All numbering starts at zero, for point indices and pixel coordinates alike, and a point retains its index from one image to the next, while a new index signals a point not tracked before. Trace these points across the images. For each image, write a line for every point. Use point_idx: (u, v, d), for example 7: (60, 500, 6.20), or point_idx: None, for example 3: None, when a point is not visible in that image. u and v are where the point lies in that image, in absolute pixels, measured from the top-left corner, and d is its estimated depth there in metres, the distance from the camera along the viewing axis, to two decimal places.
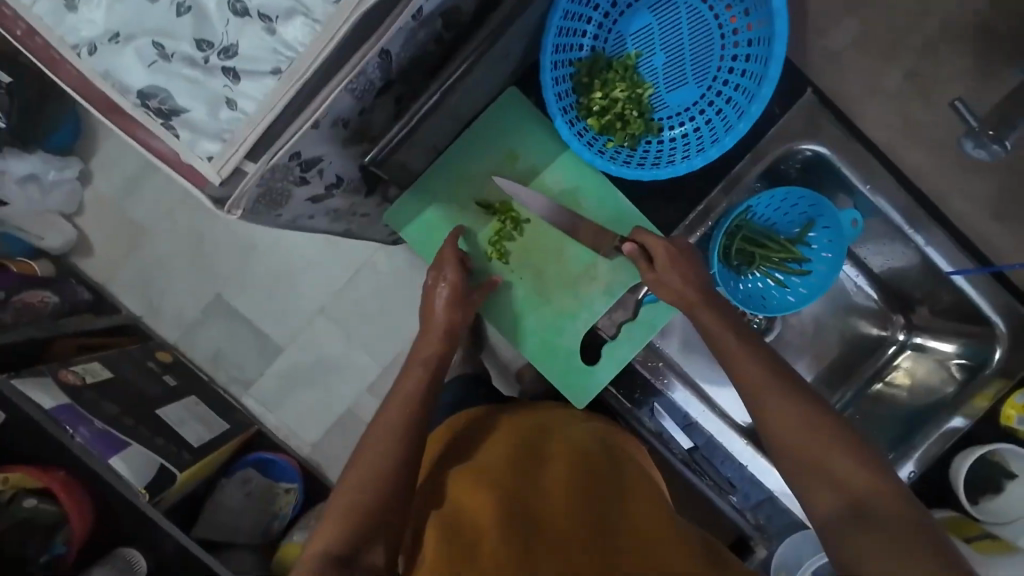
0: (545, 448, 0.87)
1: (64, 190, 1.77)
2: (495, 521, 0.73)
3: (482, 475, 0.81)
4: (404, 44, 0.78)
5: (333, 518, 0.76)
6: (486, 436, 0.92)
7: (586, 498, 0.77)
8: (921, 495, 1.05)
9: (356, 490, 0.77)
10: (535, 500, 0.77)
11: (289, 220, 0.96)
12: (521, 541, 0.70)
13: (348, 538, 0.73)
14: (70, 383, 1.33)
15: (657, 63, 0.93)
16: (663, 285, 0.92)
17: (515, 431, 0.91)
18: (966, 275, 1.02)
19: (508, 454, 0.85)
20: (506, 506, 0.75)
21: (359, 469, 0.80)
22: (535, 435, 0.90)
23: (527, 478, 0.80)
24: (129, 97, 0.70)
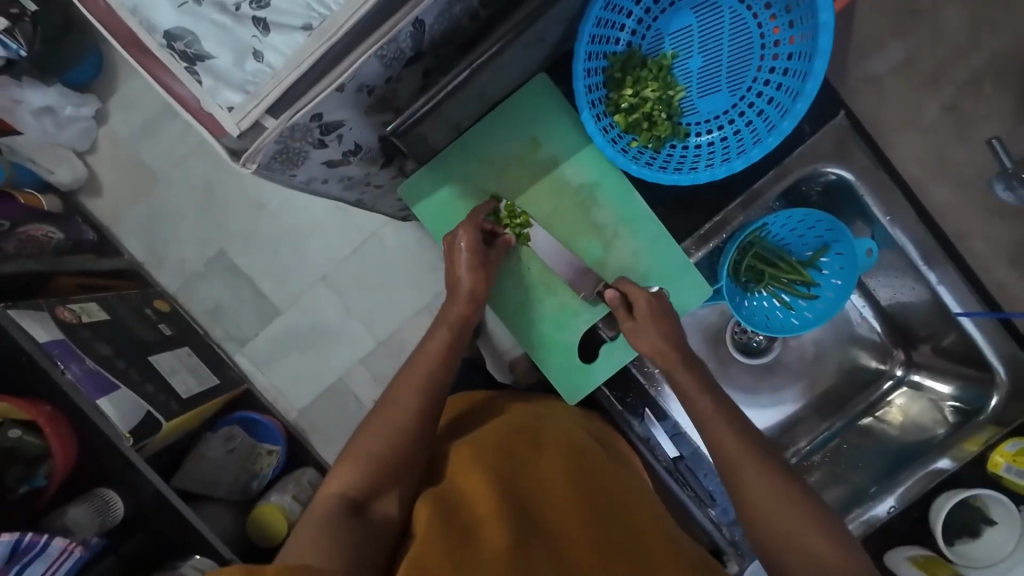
0: (546, 435, 0.88)
1: (79, 127, 1.76)
2: (492, 498, 0.74)
3: (482, 452, 0.82)
4: (439, 15, 0.76)
5: (347, 467, 0.81)
6: (490, 417, 0.93)
7: (584, 490, 0.78)
8: (899, 531, 1.05)
9: (366, 445, 0.82)
10: (534, 485, 0.78)
11: (302, 182, 0.95)
12: (518, 521, 0.72)
13: (353, 494, 0.78)
14: (66, 320, 1.34)
15: (693, 66, 0.91)
16: (640, 335, 0.92)
17: (520, 417, 0.92)
18: (974, 318, 1.01)
19: (510, 437, 0.86)
20: (503, 486, 0.76)
21: (366, 434, 0.83)
22: (538, 422, 0.91)
23: (527, 462, 0.81)
24: (155, 36, 0.69)
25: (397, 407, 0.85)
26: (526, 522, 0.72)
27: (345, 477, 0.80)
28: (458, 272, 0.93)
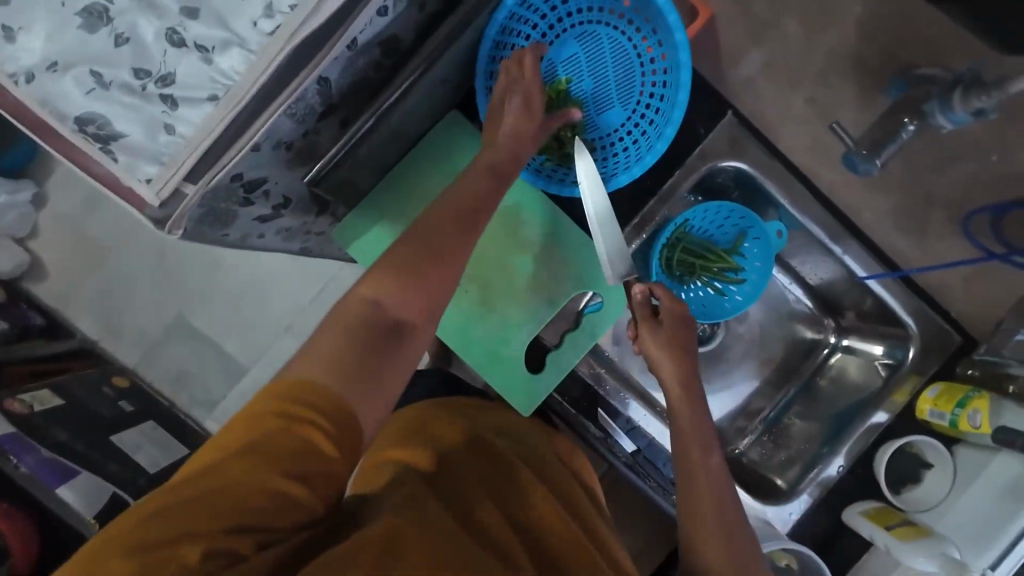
0: (538, 453, 0.88)
1: (16, 213, 1.75)
2: (487, 507, 0.71)
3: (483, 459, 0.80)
4: (342, 71, 0.82)
5: (381, 291, 0.70)
6: (486, 420, 0.92)
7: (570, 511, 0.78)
8: (853, 490, 1.11)
9: (407, 251, 0.73)
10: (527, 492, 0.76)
11: (237, 239, 0.98)
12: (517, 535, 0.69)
13: (382, 308, 0.69)
14: (17, 412, 1.33)
15: (586, 88, 0.99)
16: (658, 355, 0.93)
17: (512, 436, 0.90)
18: (879, 279, 1.11)
19: (508, 447, 0.85)
20: (498, 498, 0.74)
21: (407, 246, 0.74)
22: (529, 446, 0.89)
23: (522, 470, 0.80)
24: (66, 123, 0.72)
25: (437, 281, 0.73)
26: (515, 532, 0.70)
27: (387, 288, 0.70)
28: None
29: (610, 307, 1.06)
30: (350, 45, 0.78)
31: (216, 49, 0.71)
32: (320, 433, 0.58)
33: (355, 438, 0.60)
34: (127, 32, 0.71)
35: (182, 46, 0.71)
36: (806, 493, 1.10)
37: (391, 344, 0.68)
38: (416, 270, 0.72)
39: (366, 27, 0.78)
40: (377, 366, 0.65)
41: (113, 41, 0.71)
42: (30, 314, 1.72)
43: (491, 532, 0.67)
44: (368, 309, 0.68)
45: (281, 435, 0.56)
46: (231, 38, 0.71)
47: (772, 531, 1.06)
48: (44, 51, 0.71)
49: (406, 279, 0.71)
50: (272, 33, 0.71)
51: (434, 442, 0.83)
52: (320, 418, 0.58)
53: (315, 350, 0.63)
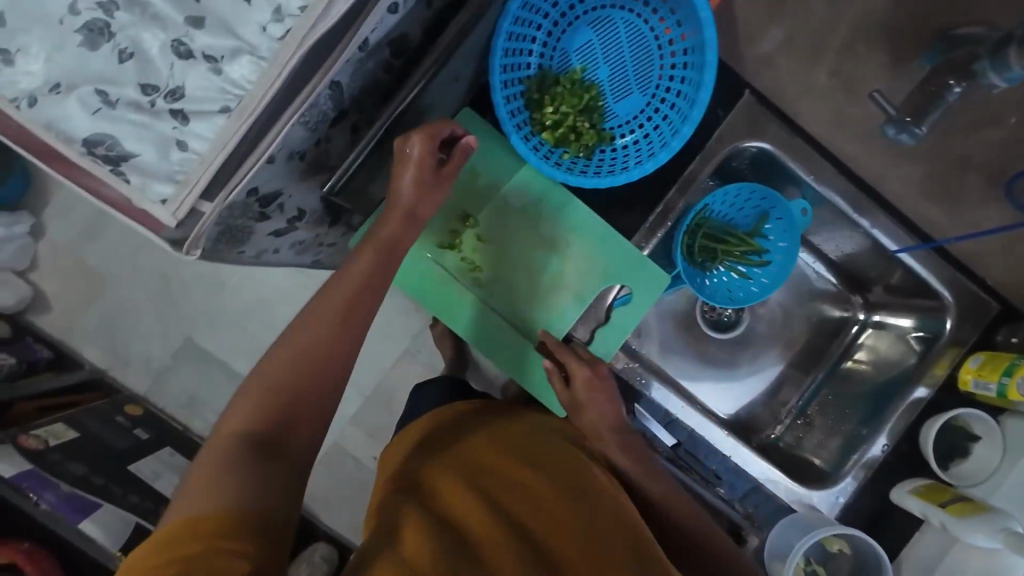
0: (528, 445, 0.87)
1: (15, 246, 1.71)
2: (470, 517, 0.72)
3: (460, 473, 0.80)
4: (353, 74, 0.79)
5: (257, 388, 0.74)
6: (466, 429, 0.91)
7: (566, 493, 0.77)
8: (898, 468, 1.09)
9: (267, 374, 0.75)
10: (513, 493, 0.77)
11: (253, 256, 0.95)
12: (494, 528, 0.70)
13: (257, 425, 0.71)
14: (34, 449, 1.33)
15: (603, 76, 0.97)
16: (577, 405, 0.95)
17: (491, 433, 0.90)
18: (910, 252, 1.09)
19: (493, 451, 0.85)
20: (485, 501, 0.75)
21: (272, 360, 0.76)
22: (509, 438, 0.88)
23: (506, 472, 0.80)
24: (74, 147, 0.69)
25: (308, 356, 0.76)
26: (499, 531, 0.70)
27: (248, 412, 0.72)
28: None
29: (638, 300, 1.02)
30: (362, 46, 0.76)
31: (225, 58, 0.68)
32: (233, 537, 0.59)
33: (268, 526, 0.63)
34: (131, 47, 0.68)
35: (190, 57, 0.68)
36: (851, 475, 1.08)
37: (276, 451, 0.71)
38: (307, 352, 0.76)
39: (378, 26, 0.75)
40: (262, 474, 0.67)
41: (117, 56, 0.68)
42: (37, 347, 1.69)
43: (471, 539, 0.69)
44: (247, 429, 0.71)
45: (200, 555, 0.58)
46: (240, 45, 0.67)
47: (821, 516, 1.04)
48: (45, 73, 0.67)
49: (266, 379, 0.75)
50: (283, 38, 0.67)
51: (411, 467, 0.84)
52: (232, 529, 0.60)
53: (207, 480, 0.65)
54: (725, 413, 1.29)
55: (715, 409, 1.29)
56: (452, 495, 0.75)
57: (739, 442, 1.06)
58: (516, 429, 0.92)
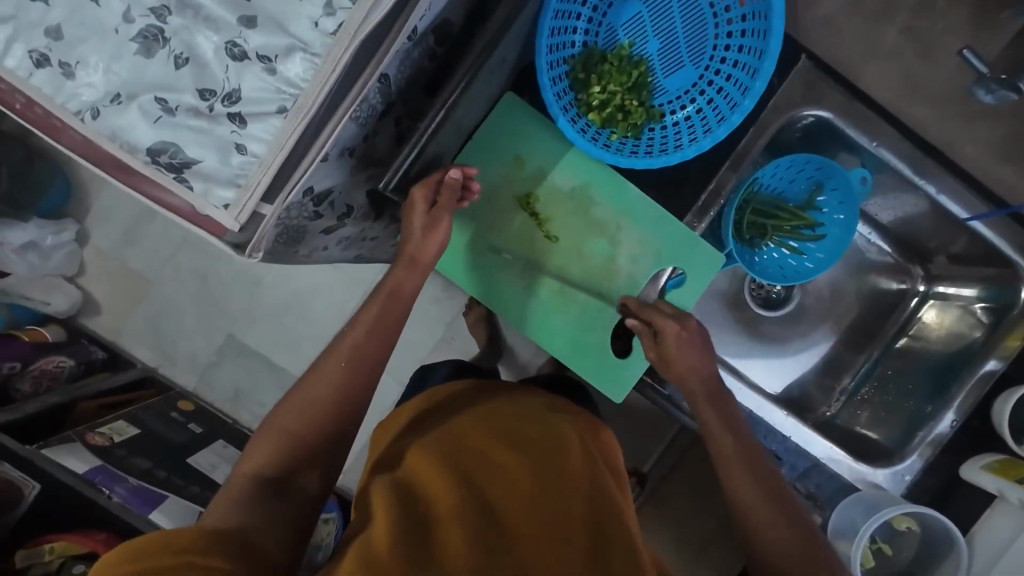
0: (509, 423, 0.84)
1: (63, 253, 1.77)
2: (440, 500, 0.70)
3: (439, 453, 0.78)
4: (401, 65, 0.78)
5: (265, 445, 0.78)
6: (462, 408, 0.91)
7: (543, 474, 0.75)
8: (964, 443, 1.07)
9: (279, 420, 0.79)
10: (488, 474, 0.74)
11: (306, 255, 0.96)
12: (469, 514, 0.68)
13: (271, 471, 0.75)
14: (98, 445, 1.41)
15: (651, 50, 0.93)
16: (668, 361, 0.91)
17: (484, 412, 0.87)
18: (983, 219, 1.03)
19: (476, 430, 0.82)
20: (459, 481, 0.73)
21: (285, 410, 0.81)
22: (501, 417, 0.85)
23: (485, 452, 0.78)
24: (139, 156, 0.69)
25: (318, 398, 0.81)
26: (468, 515, 0.68)
27: (262, 454, 0.77)
28: None
29: (693, 281, 1.00)
30: (411, 35, 0.74)
31: (279, 57, 0.67)
32: (205, 551, 0.61)
33: (245, 546, 0.65)
34: (186, 52, 0.67)
35: (244, 58, 0.67)
36: (917, 453, 1.05)
37: (282, 486, 0.74)
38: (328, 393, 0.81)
39: (426, 13, 0.73)
40: (258, 507, 0.71)
41: (173, 63, 0.67)
42: (92, 348, 1.75)
43: (440, 522, 0.68)
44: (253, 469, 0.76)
45: (169, 567, 0.59)
46: (292, 43, 0.66)
47: (888, 495, 1.02)
48: (105, 84, 0.68)
49: (278, 425, 0.79)
50: (335, 32, 0.66)
51: (400, 448, 0.84)
52: (208, 544, 0.62)
53: (210, 514, 0.69)
54: (774, 390, 1.27)
55: (765, 387, 1.26)
56: (427, 475, 0.74)
57: (800, 421, 1.06)
58: (500, 407, 0.89)
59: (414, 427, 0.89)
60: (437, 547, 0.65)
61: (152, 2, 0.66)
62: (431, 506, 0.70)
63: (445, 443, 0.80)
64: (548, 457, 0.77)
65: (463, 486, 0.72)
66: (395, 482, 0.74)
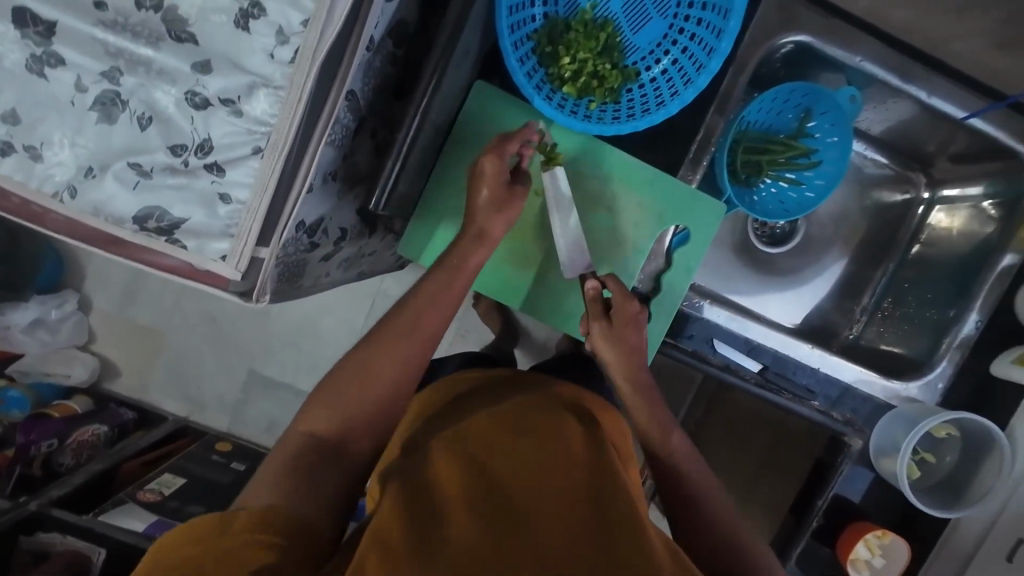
0: (524, 415, 0.83)
1: (71, 323, 1.78)
2: (450, 496, 0.68)
3: (461, 448, 0.76)
4: (365, 77, 0.75)
5: (323, 406, 0.76)
6: (497, 395, 0.90)
7: (552, 469, 0.72)
8: (993, 341, 1.08)
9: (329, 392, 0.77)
10: (499, 467, 0.73)
11: (312, 285, 0.95)
12: (473, 509, 0.66)
13: (323, 435, 0.74)
14: (150, 501, 1.46)
15: (615, 9, 0.91)
16: (616, 339, 0.89)
17: (516, 402, 0.86)
18: (984, 115, 1.01)
19: (501, 420, 0.81)
20: (473, 474, 0.71)
21: (346, 375, 0.78)
22: (531, 408, 0.84)
23: (498, 446, 0.76)
24: (126, 226, 0.68)
25: (381, 375, 0.78)
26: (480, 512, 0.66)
27: (322, 419, 0.75)
28: None
29: (697, 235, 0.99)
30: (368, 45, 0.71)
31: (242, 97, 0.65)
32: (254, 529, 0.60)
33: (291, 523, 0.62)
34: (148, 111, 0.66)
35: (208, 105, 0.65)
36: (947, 359, 1.07)
37: (334, 457, 0.73)
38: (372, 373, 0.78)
39: (379, 19, 0.71)
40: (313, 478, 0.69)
41: (137, 124, 0.66)
42: (122, 410, 1.77)
43: (452, 513, 0.66)
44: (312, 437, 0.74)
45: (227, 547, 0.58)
46: (253, 79, 0.64)
47: (923, 406, 1.03)
48: (75, 159, 0.66)
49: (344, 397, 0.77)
50: (293, 60, 0.63)
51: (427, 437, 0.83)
52: (266, 533, 0.60)
53: (261, 481, 0.68)
54: (792, 323, 1.26)
55: (783, 321, 1.26)
56: (438, 468, 0.73)
57: (826, 351, 1.07)
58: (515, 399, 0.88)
59: (437, 420, 0.88)
60: (440, 533, 0.62)
61: (102, 65, 0.64)
62: (444, 499, 0.68)
63: (458, 440, 0.78)
64: (557, 449, 0.76)
65: (473, 480, 0.71)
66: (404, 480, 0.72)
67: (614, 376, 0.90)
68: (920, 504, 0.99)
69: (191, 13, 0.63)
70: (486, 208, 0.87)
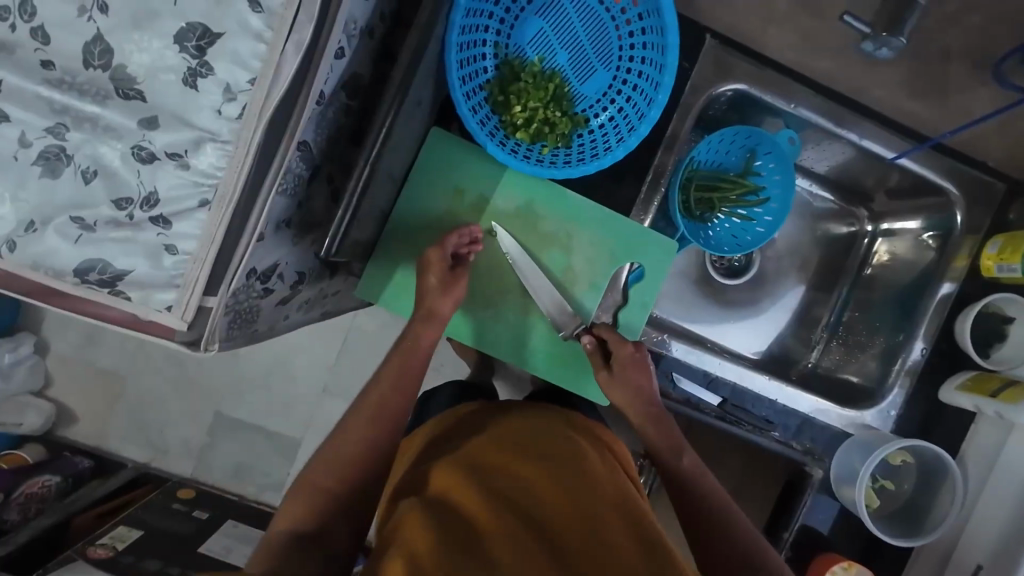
0: (538, 441, 0.83)
1: (25, 368, 1.70)
2: (476, 524, 0.70)
3: (465, 473, 0.77)
4: (317, 128, 0.77)
5: (293, 502, 0.76)
6: (487, 418, 0.90)
7: (550, 488, 0.75)
8: (938, 366, 1.12)
9: (314, 478, 0.78)
10: (519, 499, 0.74)
11: (268, 329, 0.94)
12: (479, 541, 0.68)
13: (301, 524, 0.73)
14: (102, 557, 1.38)
15: (562, 61, 0.96)
16: (618, 383, 0.92)
17: (509, 425, 0.87)
18: (908, 155, 1.09)
19: (495, 444, 0.83)
20: (481, 497, 0.73)
21: (316, 466, 0.79)
22: (523, 431, 0.85)
23: (519, 475, 0.77)
24: (67, 278, 0.68)
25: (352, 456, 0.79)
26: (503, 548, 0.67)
27: (292, 509, 0.75)
28: (421, 332, 0.91)
29: (651, 271, 1.02)
30: (319, 99, 0.74)
31: (189, 151, 0.66)
32: None
33: None
34: (92, 165, 0.66)
35: (155, 159, 0.66)
36: (896, 386, 1.11)
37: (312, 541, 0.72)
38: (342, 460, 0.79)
39: (329, 75, 0.73)
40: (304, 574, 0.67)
41: (82, 178, 0.66)
42: (77, 459, 1.69)
43: (483, 542, 0.68)
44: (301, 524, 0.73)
45: None
46: (200, 135, 0.66)
47: (878, 433, 1.05)
48: (16, 213, 0.66)
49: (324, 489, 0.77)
50: (240, 116, 0.65)
51: (421, 471, 0.81)
52: None
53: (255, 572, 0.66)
54: (754, 352, 1.29)
55: (745, 352, 1.28)
56: (461, 491, 0.74)
57: (784, 382, 1.09)
58: (532, 421, 0.88)
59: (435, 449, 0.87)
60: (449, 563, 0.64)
61: (48, 122, 0.65)
62: (468, 529, 0.69)
63: (478, 466, 0.79)
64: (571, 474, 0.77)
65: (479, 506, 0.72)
66: (433, 503, 0.73)
67: (625, 413, 0.92)
68: (881, 533, 1.00)
69: (140, 72, 0.64)
70: (435, 291, 0.92)
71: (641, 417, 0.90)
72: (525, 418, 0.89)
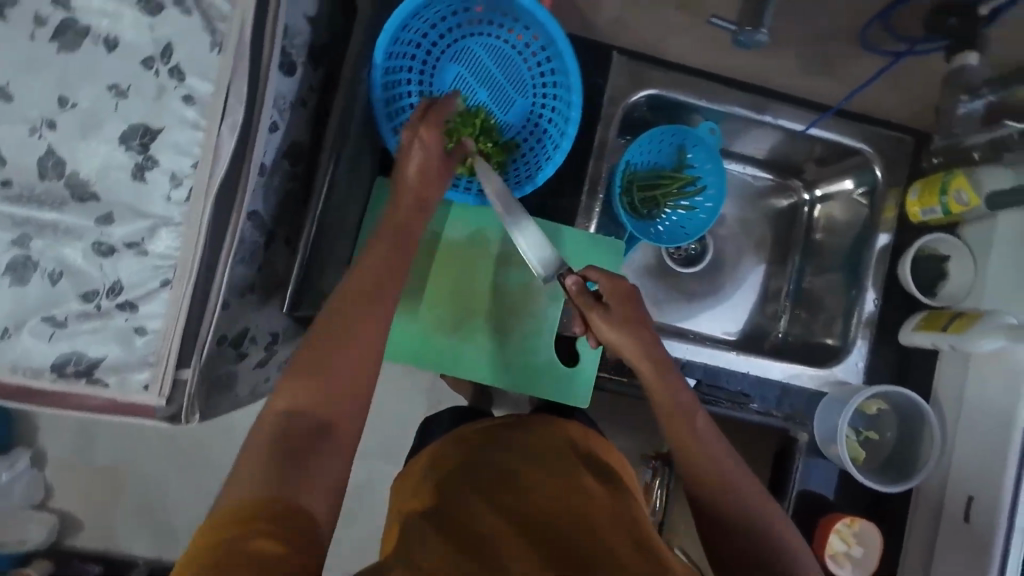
0: (550, 459, 0.84)
1: (23, 482, 1.68)
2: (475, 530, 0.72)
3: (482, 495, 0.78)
4: (264, 197, 0.84)
5: (296, 379, 0.75)
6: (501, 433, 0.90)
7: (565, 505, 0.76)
8: (895, 314, 1.17)
9: (321, 388, 0.75)
10: (530, 513, 0.75)
11: (249, 393, 0.97)
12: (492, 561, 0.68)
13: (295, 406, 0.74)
14: None
15: (484, 99, 1.04)
16: (612, 313, 0.89)
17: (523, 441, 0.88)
18: (820, 125, 1.17)
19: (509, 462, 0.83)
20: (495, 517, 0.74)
21: (296, 372, 0.76)
22: (537, 450, 0.86)
23: (516, 481, 0.79)
24: (45, 375, 0.71)
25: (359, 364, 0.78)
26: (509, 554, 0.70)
27: (289, 388, 0.75)
28: None
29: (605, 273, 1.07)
30: (261, 171, 0.80)
31: (145, 239, 0.72)
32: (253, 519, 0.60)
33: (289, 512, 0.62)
34: (58, 266, 0.71)
35: (115, 251, 0.71)
36: (859, 339, 1.16)
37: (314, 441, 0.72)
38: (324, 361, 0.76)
39: (267, 148, 0.80)
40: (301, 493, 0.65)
41: (49, 280, 0.71)
42: (86, 565, 1.67)
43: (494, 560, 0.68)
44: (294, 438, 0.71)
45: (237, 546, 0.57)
46: (155, 222, 0.72)
47: (850, 388, 1.09)
48: None
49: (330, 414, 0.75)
50: (189, 198, 0.71)
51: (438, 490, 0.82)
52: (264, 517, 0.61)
53: (244, 466, 0.67)
54: (725, 332, 1.34)
55: (715, 334, 1.33)
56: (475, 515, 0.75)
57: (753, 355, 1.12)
58: (529, 431, 0.90)
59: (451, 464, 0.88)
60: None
61: (12, 233, 0.70)
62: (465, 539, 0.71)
63: (473, 482, 0.81)
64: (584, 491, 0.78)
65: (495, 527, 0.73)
66: (429, 517, 0.76)
67: (628, 357, 0.89)
68: (872, 484, 1.02)
69: (92, 175, 0.70)
70: (418, 176, 0.91)
71: (657, 382, 0.88)
72: (522, 429, 0.90)
